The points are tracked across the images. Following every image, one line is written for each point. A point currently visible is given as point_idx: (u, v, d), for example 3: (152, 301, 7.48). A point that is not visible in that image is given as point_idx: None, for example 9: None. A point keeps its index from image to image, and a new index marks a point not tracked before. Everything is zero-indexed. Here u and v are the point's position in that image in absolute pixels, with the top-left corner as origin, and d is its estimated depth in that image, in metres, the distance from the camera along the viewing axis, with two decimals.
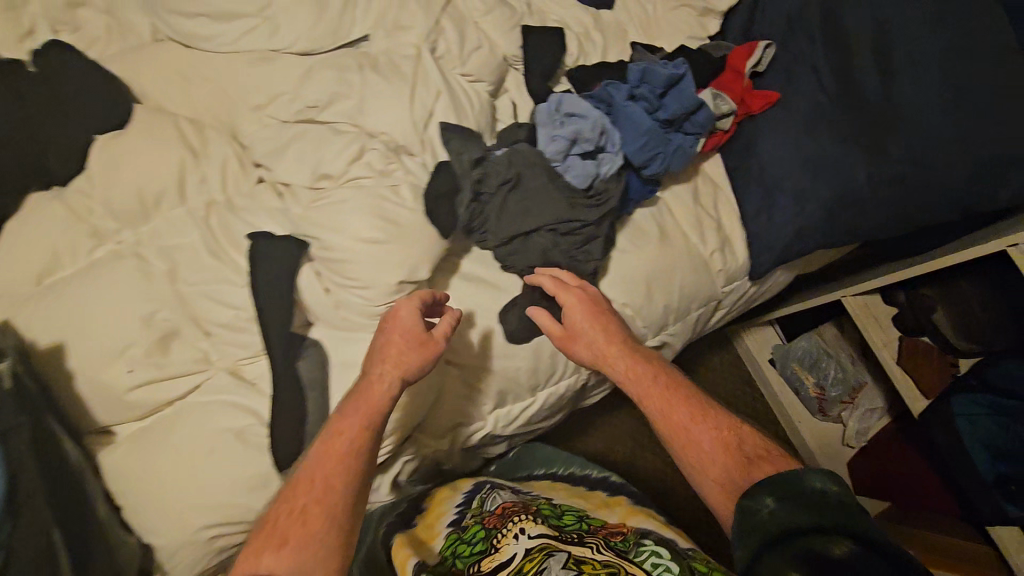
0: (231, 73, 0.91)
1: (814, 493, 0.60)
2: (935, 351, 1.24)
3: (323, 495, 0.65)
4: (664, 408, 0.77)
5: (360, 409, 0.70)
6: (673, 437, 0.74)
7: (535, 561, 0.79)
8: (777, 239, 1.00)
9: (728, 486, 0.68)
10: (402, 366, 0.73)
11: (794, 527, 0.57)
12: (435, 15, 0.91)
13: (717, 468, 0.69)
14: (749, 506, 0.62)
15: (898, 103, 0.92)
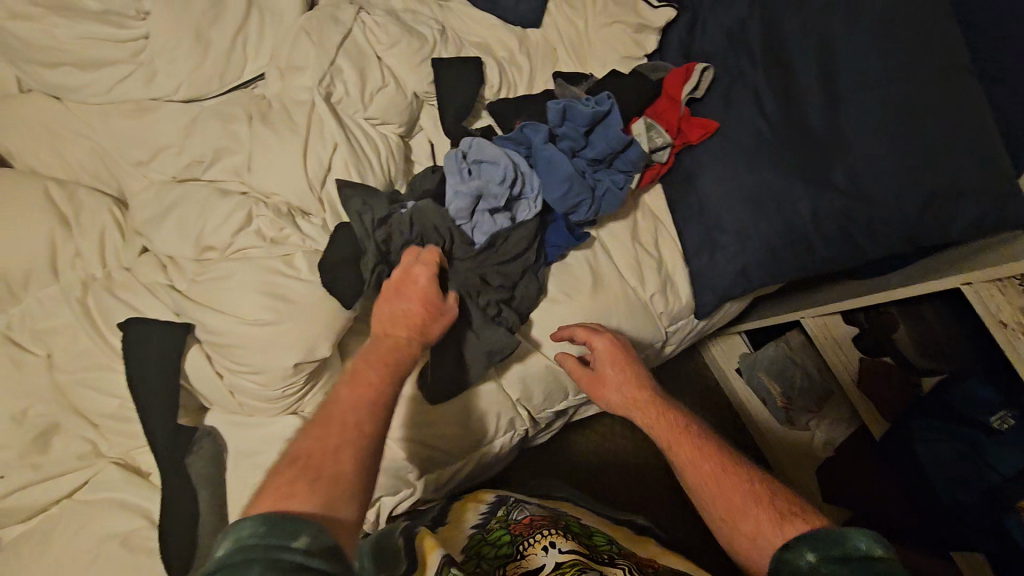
0: (108, 128, 0.82)
1: (856, 551, 0.54)
2: (896, 371, 1.19)
3: (328, 458, 0.57)
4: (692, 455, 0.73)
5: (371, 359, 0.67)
6: (703, 479, 0.70)
7: (566, 572, 0.66)
8: (720, 278, 0.94)
9: (759, 531, 0.64)
10: (408, 319, 0.71)
11: None
12: (332, 54, 0.83)
13: (751, 509, 0.66)
14: (788, 560, 0.58)
15: (842, 131, 0.85)
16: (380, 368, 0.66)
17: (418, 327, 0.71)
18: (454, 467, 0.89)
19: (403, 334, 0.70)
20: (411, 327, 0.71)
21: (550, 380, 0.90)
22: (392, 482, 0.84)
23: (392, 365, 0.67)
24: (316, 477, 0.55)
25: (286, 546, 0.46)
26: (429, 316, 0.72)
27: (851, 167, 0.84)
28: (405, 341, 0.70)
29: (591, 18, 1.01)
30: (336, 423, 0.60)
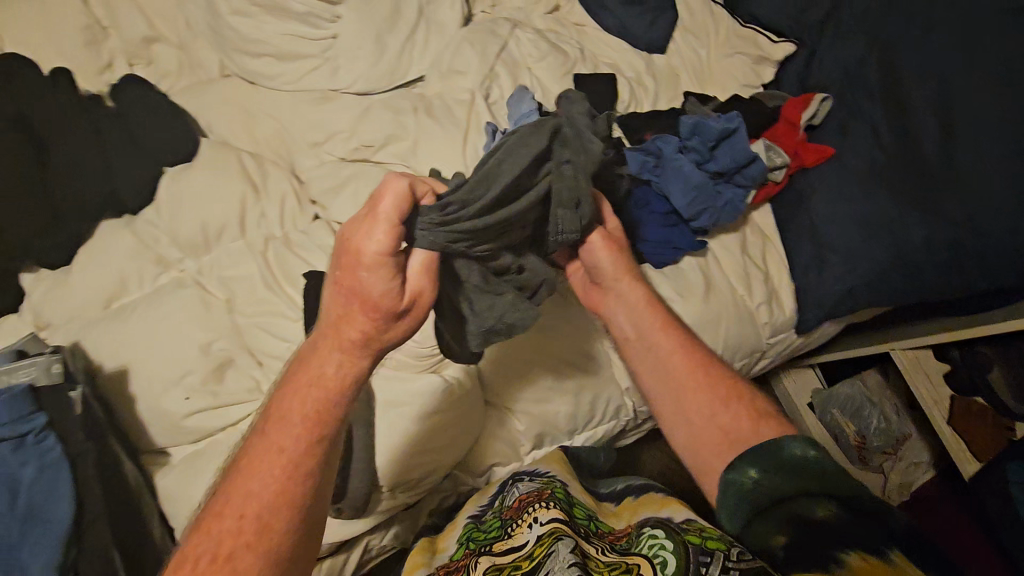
0: (293, 111, 0.94)
1: (793, 455, 0.59)
2: (989, 414, 1.19)
3: (239, 526, 0.48)
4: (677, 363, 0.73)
5: (306, 393, 0.54)
6: (671, 385, 0.72)
7: (544, 546, 0.66)
8: (826, 295, 0.98)
9: (737, 436, 0.65)
10: (343, 342, 0.55)
11: (779, 495, 0.56)
12: (490, 63, 0.95)
13: (717, 415, 0.68)
14: (734, 477, 0.60)
15: (957, 165, 0.90)
16: (309, 410, 0.53)
17: (357, 342, 0.55)
18: (560, 445, 0.96)
19: (333, 356, 0.55)
20: (349, 348, 0.55)
21: None
22: (508, 450, 0.92)
23: (312, 405, 0.53)
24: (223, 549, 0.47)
25: None
26: (379, 319, 0.54)
27: (966, 198, 0.88)
28: (341, 354, 0.55)
29: (713, 49, 1.11)
30: (249, 471, 0.51)
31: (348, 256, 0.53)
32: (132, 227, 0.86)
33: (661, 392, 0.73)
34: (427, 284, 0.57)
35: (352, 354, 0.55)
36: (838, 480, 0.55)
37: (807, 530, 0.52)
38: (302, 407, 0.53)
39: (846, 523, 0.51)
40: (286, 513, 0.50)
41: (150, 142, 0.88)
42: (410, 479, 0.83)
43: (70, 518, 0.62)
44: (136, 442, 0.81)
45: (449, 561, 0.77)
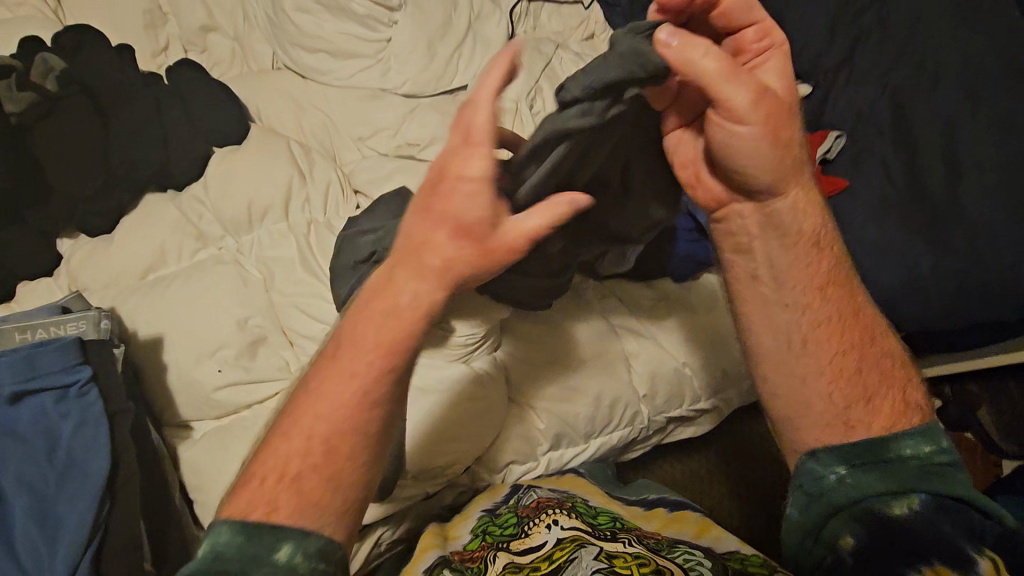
0: (342, 106, 0.98)
1: (892, 459, 0.58)
2: (979, 451, 1.23)
3: (309, 453, 0.49)
4: (834, 317, 0.64)
5: (377, 317, 0.52)
6: (818, 354, 0.63)
7: (565, 551, 0.68)
8: None
9: (855, 421, 0.60)
10: (426, 269, 0.51)
11: (867, 492, 0.57)
12: (534, 76, 1.00)
13: (845, 392, 0.61)
14: (811, 466, 0.61)
15: (962, 202, 0.97)
16: (381, 343, 0.51)
17: (441, 269, 0.51)
18: (576, 448, 0.97)
19: (430, 288, 0.51)
20: (432, 272, 0.51)
21: (674, 383, 0.99)
22: (526, 450, 0.92)
23: (381, 339, 0.51)
24: (296, 486, 0.48)
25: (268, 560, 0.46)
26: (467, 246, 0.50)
27: (970, 233, 0.95)
28: (418, 287, 0.51)
29: None
30: (313, 413, 0.51)
31: (439, 204, 0.50)
32: (177, 202, 0.88)
33: (780, 352, 0.65)
34: (556, 204, 0.51)
35: (428, 280, 0.51)
36: (928, 478, 0.56)
37: (884, 528, 0.55)
38: (376, 344, 0.51)
39: (931, 520, 0.53)
40: (347, 461, 0.50)
41: (203, 121, 0.90)
42: (434, 468, 0.83)
43: (105, 473, 0.61)
44: (161, 414, 0.80)
45: (464, 549, 0.78)
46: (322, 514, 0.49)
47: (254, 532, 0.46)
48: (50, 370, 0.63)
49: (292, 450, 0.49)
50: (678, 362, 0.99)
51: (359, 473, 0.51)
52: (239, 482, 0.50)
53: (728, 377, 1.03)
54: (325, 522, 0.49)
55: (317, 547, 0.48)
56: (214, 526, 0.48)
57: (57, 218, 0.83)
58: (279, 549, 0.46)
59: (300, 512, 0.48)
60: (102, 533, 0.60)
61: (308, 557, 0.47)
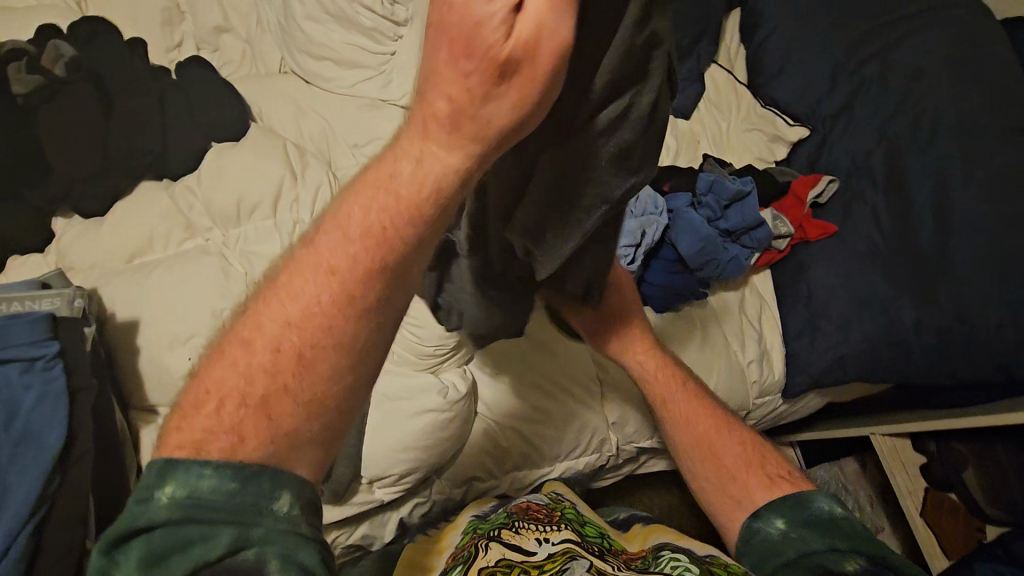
0: (341, 112, 1.01)
1: (826, 516, 0.59)
2: (961, 511, 1.18)
3: (276, 369, 0.37)
4: (692, 421, 0.75)
5: (378, 197, 0.38)
6: (716, 462, 0.71)
7: (557, 563, 0.64)
8: (816, 362, 1.02)
9: (740, 495, 0.66)
10: (430, 128, 0.37)
11: (803, 548, 0.57)
12: None
13: (725, 485, 0.68)
14: (757, 526, 0.62)
15: (950, 256, 0.96)
16: (372, 225, 0.37)
17: (448, 114, 0.35)
18: (541, 470, 0.96)
19: (444, 152, 0.37)
20: (436, 125, 0.36)
21: (646, 413, 0.98)
22: (489, 466, 0.92)
23: (378, 218, 0.37)
24: (264, 403, 0.37)
25: (265, 512, 0.37)
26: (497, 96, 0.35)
27: (956, 288, 0.94)
28: (416, 158, 0.37)
29: (734, 123, 1.21)
30: (281, 300, 0.38)
31: (457, 13, 0.32)
32: (171, 191, 0.91)
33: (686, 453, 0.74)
34: (566, 16, 0.33)
35: (442, 143, 0.36)
36: (857, 535, 0.57)
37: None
38: (363, 228, 0.38)
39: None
40: (330, 371, 0.39)
41: (204, 117, 0.94)
42: (390, 475, 0.82)
43: (59, 447, 0.62)
44: (130, 396, 0.82)
45: (456, 548, 0.76)
46: (291, 440, 0.38)
47: (252, 474, 0.37)
48: (16, 341, 0.64)
49: (260, 346, 0.38)
50: (651, 392, 0.98)
51: (348, 375, 0.39)
52: (190, 403, 0.38)
53: None
54: (305, 459, 0.39)
55: (309, 497, 0.39)
56: (185, 463, 0.36)
57: (53, 195, 0.86)
58: (275, 498, 0.37)
59: (270, 444, 0.38)
60: (48, 505, 0.60)
61: (306, 506, 0.39)
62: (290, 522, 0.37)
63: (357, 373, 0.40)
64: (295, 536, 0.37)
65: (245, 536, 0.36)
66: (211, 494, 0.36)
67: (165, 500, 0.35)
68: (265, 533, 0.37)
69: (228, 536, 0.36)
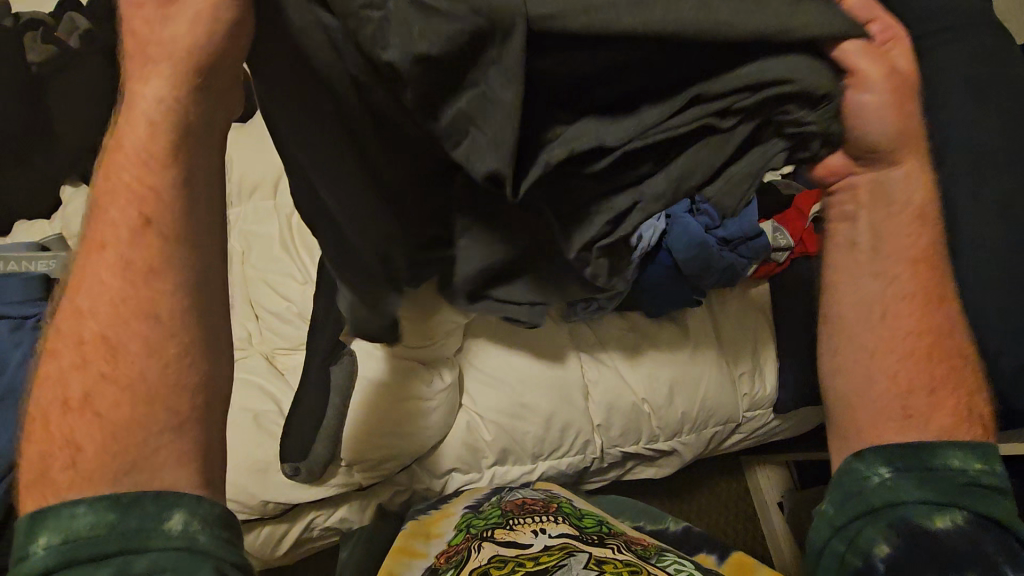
0: None
1: (954, 477, 0.52)
2: None
3: (103, 368, 0.43)
4: (914, 311, 0.56)
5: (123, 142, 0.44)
6: (886, 338, 0.56)
7: (553, 557, 0.64)
8: (808, 378, 1.01)
9: (914, 411, 0.55)
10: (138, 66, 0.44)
11: (903, 504, 0.51)
12: None
13: (909, 378, 0.55)
14: (858, 463, 0.55)
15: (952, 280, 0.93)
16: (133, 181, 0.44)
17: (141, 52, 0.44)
18: (523, 467, 0.96)
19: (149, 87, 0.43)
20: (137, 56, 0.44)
21: (631, 417, 0.97)
22: (469, 459, 0.92)
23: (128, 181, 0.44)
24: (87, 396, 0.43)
25: (141, 540, 0.40)
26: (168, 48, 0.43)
27: None
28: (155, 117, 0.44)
29: None
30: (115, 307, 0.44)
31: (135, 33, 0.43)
32: None
33: (856, 323, 0.57)
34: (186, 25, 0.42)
35: (147, 85, 0.43)
36: (966, 495, 0.51)
37: (919, 536, 0.50)
38: (139, 179, 0.44)
39: (977, 541, 0.49)
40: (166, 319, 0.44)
41: None
42: (368, 460, 0.82)
43: None
44: None
45: (448, 546, 0.75)
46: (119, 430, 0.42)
47: (127, 504, 0.41)
48: (10, 299, 0.67)
49: (102, 354, 0.43)
50: (638, 396, 0.97)
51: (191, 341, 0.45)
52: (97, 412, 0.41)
53: (689, 420, 1.01)
54: (170, 465, 0.43)
55: (209, 513, 0.43)
56: (60, 505, 0.40)
57: (62, 164, 0.89)
58: (159, 522, 0.41)
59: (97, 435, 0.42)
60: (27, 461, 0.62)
61: (205, 522, 0.42)
62: (184, 539, 0.41)
63: (193, 339, 0.45)
64: (187, 553, 0.40)
65: (131, 566, 0.39)
66: (90, 529, 0.39)
67: (44, 549, 0.39)
68: (153, 559, 0.39)
69: (114, 566, 0.39)
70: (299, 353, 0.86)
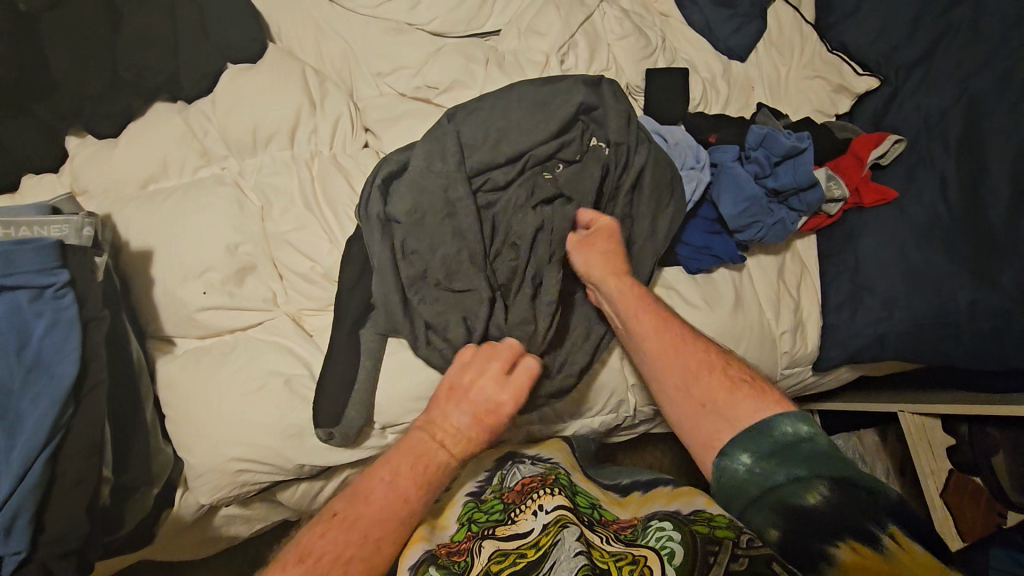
0: (366, 39, 0.94)
1: (791, 439, 0.65)
2: (985, 494, 1.09)
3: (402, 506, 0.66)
4: (652, 327, 0.77)
5: (376, 495, 0.66)
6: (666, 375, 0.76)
7: (550, 535, 0.66)
8: (854, 338, 0.96)
9: (721, 413, 0.70)
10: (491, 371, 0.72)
11: (773, 479, 0.63)
12: (572, 29, 0.93)
13: (702, 393, 0.72)
14: (728, 461, 0.67)
15: (1019, 235, 0.86)
16: (384, 499, 0.66)
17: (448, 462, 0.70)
18: (554, 426, 0.94)
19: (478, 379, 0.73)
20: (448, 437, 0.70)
21: None
22: None
23: (380, 496, 0.66)
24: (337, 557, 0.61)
25: None
26: (462, 422, 0.71)
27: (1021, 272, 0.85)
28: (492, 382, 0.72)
29: (794, 68, 1.10)
30: (394, 469, 0.68)
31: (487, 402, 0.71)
32: (184, 114, 0.87)
33: (665, 369, 0.76)
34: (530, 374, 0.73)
35: (432, 454, 0.69)
36: (821, 459, 0.63)
37: (799, 512, 0.60)
38: (392, 497, 0.66)
39: (841, 505, 0.58)
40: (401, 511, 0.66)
41: (217, 32, 0.88)
42: (401, 423, 0.79)
43: (72, 378, 0.61)
44: (146, 324, 0.80)
45: (449, 542, 0.72)
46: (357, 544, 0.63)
47: None
48: (24, 268, 0.62)
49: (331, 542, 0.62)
50: None
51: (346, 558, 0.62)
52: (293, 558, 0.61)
53: None
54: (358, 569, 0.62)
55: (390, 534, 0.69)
56: None
57: (63, 114, 0.83)
58: None
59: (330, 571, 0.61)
60: (63, 435, 0.60)
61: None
62: None
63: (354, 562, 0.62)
64: None
65: None
66: None
67: None
68: None
69: None
70: (326, 314, 0.82)
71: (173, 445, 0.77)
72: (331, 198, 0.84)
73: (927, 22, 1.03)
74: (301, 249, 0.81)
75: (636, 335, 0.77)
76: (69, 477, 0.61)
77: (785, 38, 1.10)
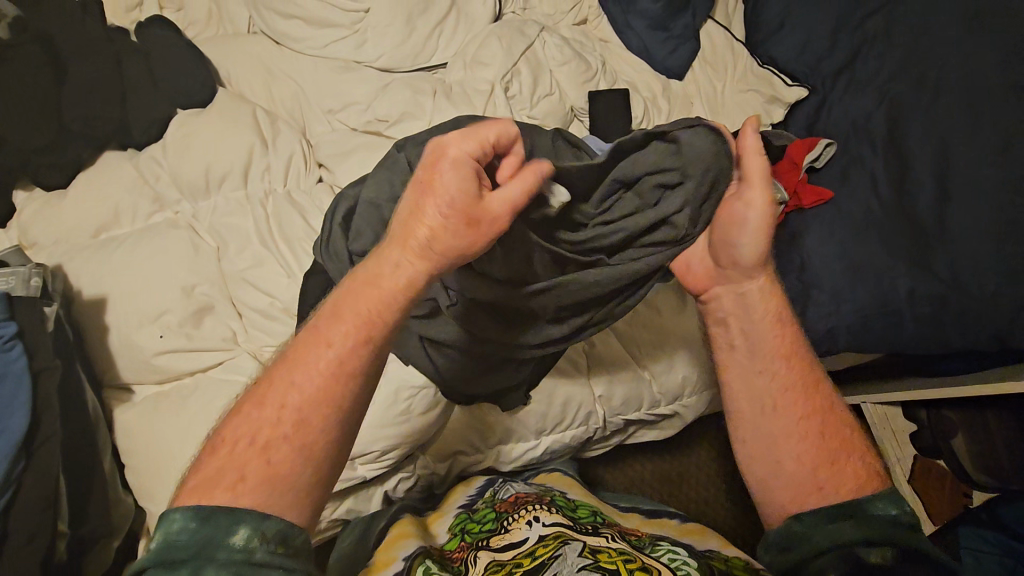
0: (315, 78, 0.97)
1: (885, 518, 0.56)
2: (949, 478, 1.11)
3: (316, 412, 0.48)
4: (771, 364, 0.63)
5: (297, 369, 0.50)
6: (755, 394, 0.63)
7: (549, 547, 0.64)
8: (808, 334, 0.99)
9: (822, 485, 0.58)
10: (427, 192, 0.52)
11: (845, 537, 0.55)
12: (514, 58, 0.97)
13: (813, 455, 0.60)
14: (800, 514, 0.58)
15: (946, 225, 0.91)
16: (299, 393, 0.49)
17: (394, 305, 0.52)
18: (526, 444, 0.94)
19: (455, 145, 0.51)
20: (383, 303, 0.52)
21: (633, 385, 0.96)
22: (473, 439, 0.90)
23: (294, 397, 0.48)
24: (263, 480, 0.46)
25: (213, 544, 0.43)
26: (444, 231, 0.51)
27: (952, 260, 0.90)
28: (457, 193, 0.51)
29: (728, 84, 1.16)
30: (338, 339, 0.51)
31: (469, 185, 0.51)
32: (135, 161, 0.87)
33: (772, 421, 0.62)
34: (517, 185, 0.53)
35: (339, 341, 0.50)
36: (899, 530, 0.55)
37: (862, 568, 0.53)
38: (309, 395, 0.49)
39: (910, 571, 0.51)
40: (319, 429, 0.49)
41: (164, 80, 0.89)
42: (371, 452, 0.80)
43: (23, 431, 0.60)
44: (102, 373, 0.79)
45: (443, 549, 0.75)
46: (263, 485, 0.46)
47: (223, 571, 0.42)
48: None
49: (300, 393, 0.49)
50: (639, 364, 0.97)
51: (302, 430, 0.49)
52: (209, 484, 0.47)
53: (690, 381, 0.99)
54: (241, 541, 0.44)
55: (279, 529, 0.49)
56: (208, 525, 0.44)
57: (9, 168, 0.83)
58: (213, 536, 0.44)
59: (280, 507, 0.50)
60: (14, 490, 0.59)
61: (266, 539, 0.45)
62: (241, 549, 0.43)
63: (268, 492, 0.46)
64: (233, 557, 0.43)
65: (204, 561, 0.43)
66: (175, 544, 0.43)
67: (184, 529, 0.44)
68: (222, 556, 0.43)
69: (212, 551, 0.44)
70: None
71: (133, 494, 0.76)
72: (286, 233, 0.85)
73: (845, 35, 1.11)
74: (258, 285, 0.81)
75: (758, 375, 0.63)
76: (20, 535, 0.59)
77: (718, 56, 1.17)
